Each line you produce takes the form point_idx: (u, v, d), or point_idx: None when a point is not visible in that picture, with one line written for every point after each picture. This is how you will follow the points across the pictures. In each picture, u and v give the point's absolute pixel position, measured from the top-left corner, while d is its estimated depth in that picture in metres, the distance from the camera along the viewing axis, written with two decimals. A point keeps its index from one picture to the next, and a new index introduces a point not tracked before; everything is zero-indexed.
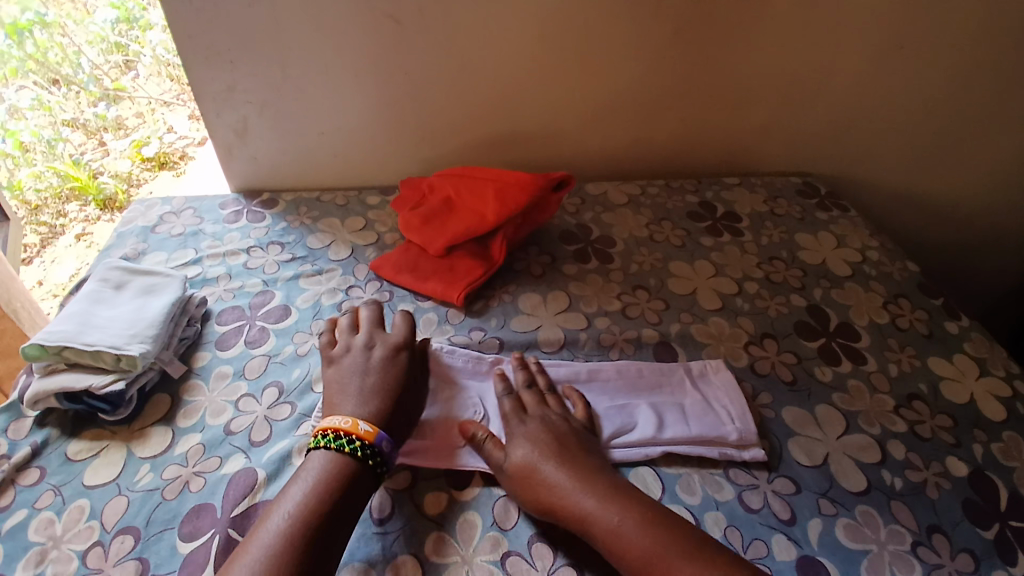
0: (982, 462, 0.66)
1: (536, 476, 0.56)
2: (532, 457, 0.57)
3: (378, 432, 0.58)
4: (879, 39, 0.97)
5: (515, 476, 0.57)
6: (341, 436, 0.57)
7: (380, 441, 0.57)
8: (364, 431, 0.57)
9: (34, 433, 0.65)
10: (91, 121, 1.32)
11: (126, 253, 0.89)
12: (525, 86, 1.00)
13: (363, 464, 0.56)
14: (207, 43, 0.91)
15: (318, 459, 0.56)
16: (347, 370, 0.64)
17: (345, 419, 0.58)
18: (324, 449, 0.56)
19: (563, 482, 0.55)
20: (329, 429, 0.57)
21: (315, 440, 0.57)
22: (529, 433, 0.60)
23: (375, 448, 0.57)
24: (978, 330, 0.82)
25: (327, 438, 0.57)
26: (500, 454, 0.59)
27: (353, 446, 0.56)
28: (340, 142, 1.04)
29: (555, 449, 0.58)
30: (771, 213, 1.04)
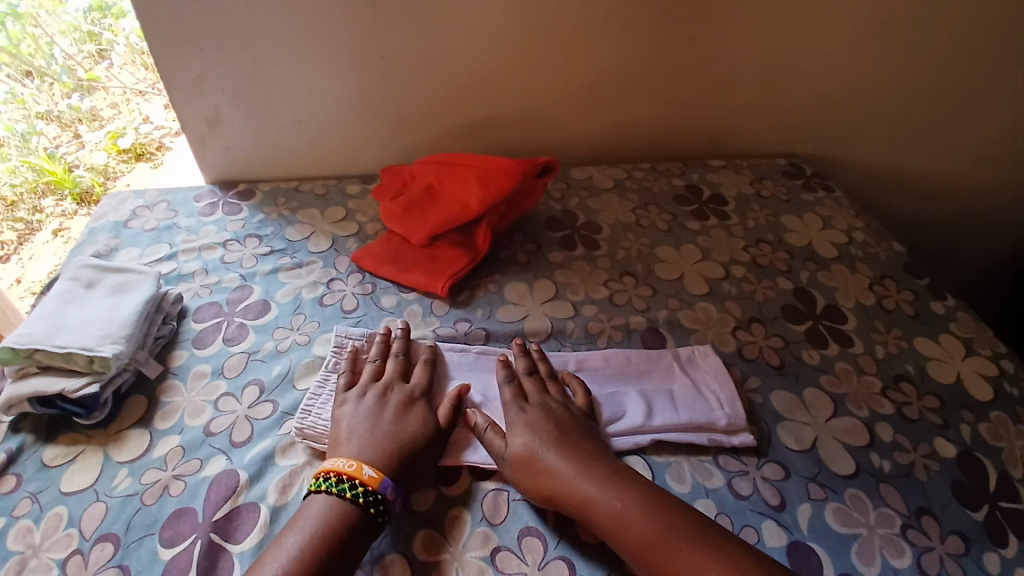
0: (970, 444, 0.66)
1: (537, 464, 0.57)
2: (533, 445, 0.58)
3: (383, 478, 0.55)
4: (863, 16, 0.96)
5: (516, 464, 0.58)
6: (344, 480, 0.54)
7: (384, 488, 0.54)
8: (367, 476, 0.54)
9: (8, 440, 0.63)
10: (66, 113, 1.27)
11: (97, 250, 0.86)
12: (508, 69, 0.98)
13: (366, 513, 0.53)
14: (176, 30, 0.87)
15: (315, 509, 0.53)
16: (357, 414, 0.61)
17: (349, 462, 0.56)
18: (325, 495, 0.54)
19: (564, 469, 0.56)
20: (332, 472, 0.55)
21: (317, 483, 0.55)
22: (529, 420, 0.61)
23: (379, 495, 0.54)
24: (964, 311, 0.82)
25: (329, 482, 0.54)
26: (500, 442, 0.60)
27: (355, 493, 0.53)
28: (318, 130, 1.01)
29: (556, 437, 0.59)
30: (757, 195, 1.03)
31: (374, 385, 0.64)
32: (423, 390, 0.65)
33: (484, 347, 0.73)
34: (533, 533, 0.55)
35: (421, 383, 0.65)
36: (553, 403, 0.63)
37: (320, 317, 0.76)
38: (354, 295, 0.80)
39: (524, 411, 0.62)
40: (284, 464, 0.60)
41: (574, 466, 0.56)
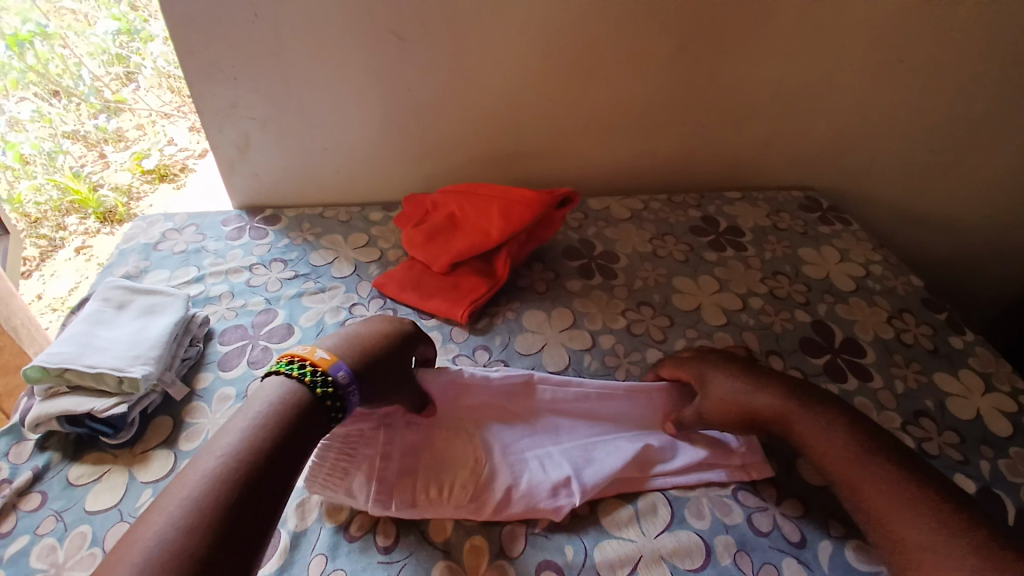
0: (991, 480, 0.66)
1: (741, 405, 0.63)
2: (732, 392, 0.64)
3: (335, 362, 0.57)
4: (880, 53, 0.98)
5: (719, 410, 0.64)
6: (297, 361, 0.56)
7: (336, 370, 0.56)
8: (320, 359, 0.56)
9: (35, 458, 0.65)
10: (92, 133, 1.33)
11: (127, 271, 0.88)
12: (529, 99, 1.00)
13: (315, 395, 0.54)
14: (209, 59, 0.91)
15: (264, 394, 0.53)
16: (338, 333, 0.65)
17: (306, 348, 0.58)
18: (276, 376, 0.55)
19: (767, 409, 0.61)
20: (289, 355, 0.57)
21: (272, 367, 0.56)
22: (719, 369, 0.67)
23: (330, 377, 0.55)
24: (982, 345, 0.82)
25: (281, 364, 0.56)
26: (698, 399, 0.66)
27: (308, 372, 0.55)
28: (342, 158, 1.04)
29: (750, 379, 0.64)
30: (774, 227, 1.04)
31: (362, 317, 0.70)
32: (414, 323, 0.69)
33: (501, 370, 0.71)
34: (551, 566, 0.55)
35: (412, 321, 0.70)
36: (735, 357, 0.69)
37: None
38: None
39: (711, 362, 0.68)
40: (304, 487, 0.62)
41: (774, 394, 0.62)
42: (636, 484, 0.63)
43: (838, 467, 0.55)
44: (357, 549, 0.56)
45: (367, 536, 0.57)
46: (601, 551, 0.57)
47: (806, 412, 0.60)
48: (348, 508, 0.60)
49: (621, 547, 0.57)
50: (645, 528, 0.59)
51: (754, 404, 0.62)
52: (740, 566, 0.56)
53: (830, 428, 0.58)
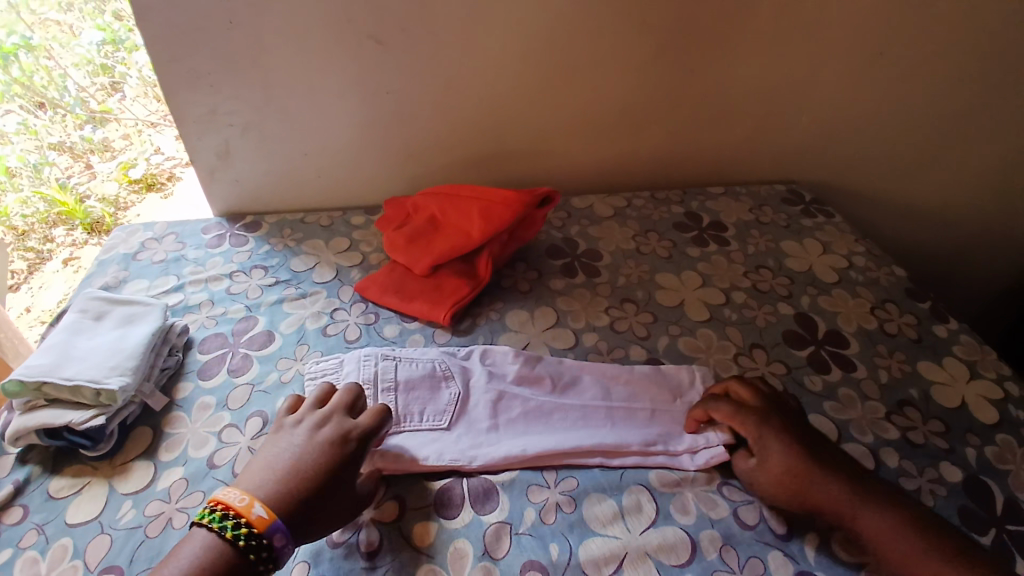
0: (977, 468, 0.66)
1: (800, 486, 0.58)
2: (793, 467, 0.58)
3: (272, 520, 0.50)
4: (858, 47, 0.98)
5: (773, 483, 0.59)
6: (229, 516, 0.50)
7: (271, 532, 0.50)
8: (254, 517, 0.50)
9: (15, 471, 0.64)
10: (78, 144, 1.32)
11: (106, 282, 0.88)
12: (510, 102, 1.00)
13: (245, 558, 0.49)
14: (189, 68, 0.90)
15: (193, 545, 0.49)
16: (282, 446, 0.57)
17: (242, 496, 0.51)
18: (201, 528, 0.50)
19: (828, 490, 0.57)
20: (220, 505, 0.51)
21: (202, 515, 0.51)
22: (775, 436, 0.61)
23: (264, 540, 0.49)
24: (966, 333, 0.83)
25: (213, 516, 0.50)
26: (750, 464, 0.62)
27: (237, 533, 0.49)
28: (323, 163, 1.04)
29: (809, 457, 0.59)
30: (756, 221, 1.04)
31: (313, 417, 0.59)
32: (363, 431, 0.59)
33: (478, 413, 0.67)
34: (536, 566, 0.55)
35: (366, 424, 0.60)
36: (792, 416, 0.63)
37: (324, 347, 0.77)
38: (357, 325, 0.81)
39: (770, 424, 0.62)
40: None
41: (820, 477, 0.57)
42: (619, 482, 0.62)
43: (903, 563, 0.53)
44: (340, 555, 0.56)
45: (349, 542, 0.57)
46: (586, 549, 0.57)
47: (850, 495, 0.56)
48: None
49: (606, 546, 0.57)
50: (630, 525, 0.59)
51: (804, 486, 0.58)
52: (726, 561, 0.56)
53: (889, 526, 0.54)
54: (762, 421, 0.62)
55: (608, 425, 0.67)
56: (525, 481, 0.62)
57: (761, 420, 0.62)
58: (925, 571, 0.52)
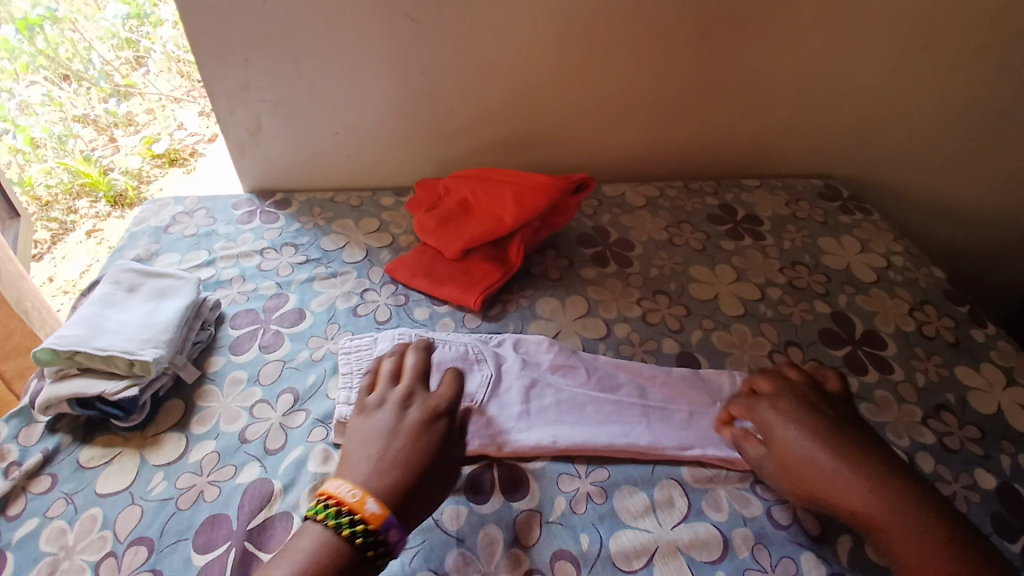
0: (1011, 475, 0.64)
1: (808, 476, 0.54)
2: (800, 453, 0.55)
3: (386, 516, 0.49)
4: (904, 39, 0.95)
5: (780, 470, 0.57)
6: (344, 512, 0.49)
7: (386, 528, 0.49)
8: (369, 513, 0.49)
9: (45, 439, 0.64)
10: (102, 117, 1.34)
11: (138, 254, 0.88)
12: (544, 85, 0.98)
13: (363, 553, 0.47)
14: (222, 41, 0.89)
15: (308, 541, 0.48)
16: (375, 432, 0.55)
17: (353, 491, 0.50)
18: (316, 523, 0.49)
19: (840, 478, 0.53)
20: (334, 500, 0.49)
21: (315, 509, 0.50)
22: (783, 420, 0.58)
23: (380, 536, 0.48)
24: (1005, 339, 0.80)
25: (328, 511, 0.49)
26: (758, 447, 0.59)
27: (355, 530, 0.48)
28: (354, 142, 1.03)
29: (819, 442, 0.55)
30: (793, 216, 1.02)
31: (395, 401, 0.58)
32: (444, 406, 0.59)
33: (516, 396, 0.67)
34: (566, 556, 0.55)
35: (444, 396, 0.60)
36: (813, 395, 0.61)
37: (354, 328, 0.77)
38: (387, 306, 0.80)
39: (778, 404, 0.60)
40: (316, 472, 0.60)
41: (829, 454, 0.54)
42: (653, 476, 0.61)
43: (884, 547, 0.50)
44: None
45: None
46: (617, 541, 0.56)
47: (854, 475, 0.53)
48: None
49: (637, 538, 0.56)
50: (662, 519, 0.58)
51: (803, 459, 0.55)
52: (759, 560, 0.55)
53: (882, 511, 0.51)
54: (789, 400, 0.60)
55: (643, 422, 0.65)
56: (555, 470, 0.62)
57: (772, 401, 0.61)
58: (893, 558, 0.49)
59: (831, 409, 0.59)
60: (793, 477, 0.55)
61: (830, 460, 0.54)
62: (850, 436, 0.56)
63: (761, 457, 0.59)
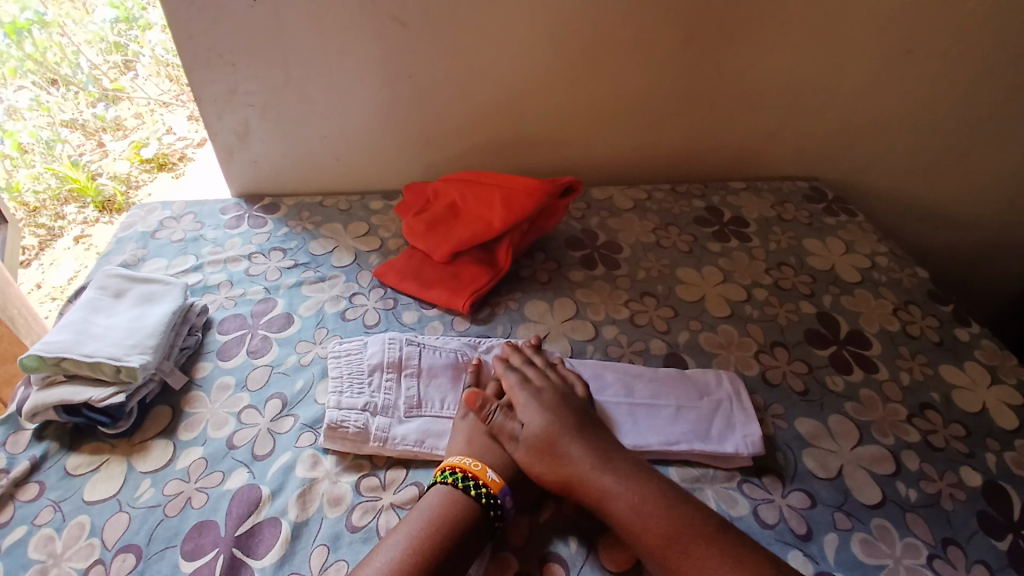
0: (995, 473, 0.65)
1: (554, 455, 0.58)
2: (551, 433, 0.60)
3: (503, 485, 0.57)
4: (887, 43, 0.96)
5: (533, 448, 0.59)
6: (469, 478, 0.56)
7: (503, 495, 0.56)
8: (490, 479, 0.57)
9: (32, 446, 0.64)
10: (90, 121, 1.33)
11: (125, 259, 0.87)
12: (532, 89, 0.99)
13: (485, 513, 0.55)
14: (210, 45, 0.89)
15: (438, 497, 0.55)
16: (476, 426, 0.63)
17: (477, 462, 0.58)
18: (444, 484, 0.56)
19: (581, 459, 0.57)
20: (458, 468, 0.57)
21: (442, 475, 0.57)
22: (545, 403, 0.63)
23: (498, 500, 0.56)
24: (988, 338, 0.82)
25: (455, 475, 0.57)
26: (515, 425, 0.62)
27: (479, 492, 0.55)
28: (342, 146, 1.03)
29: (569, 426, 0.60)
30: (779, 218, 1.03)
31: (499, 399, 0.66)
32: None
33: None
34: (555, 558, 0.55)
35: None
36: (564, 393, 0.64)
37: (343, 332, 0.76)
38: (376, 310, 0.80)
39: (539, 402, 0.63)
40: (304, 478, 0.60)
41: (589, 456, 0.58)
42: None
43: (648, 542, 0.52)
44: (359, 540, 0.55)
45: (369, 526, 0.56)
46: (605, 542, 0.56)
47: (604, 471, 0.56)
48: (349, 499, 0.58)
49: None
50: None
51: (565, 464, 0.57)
52: None
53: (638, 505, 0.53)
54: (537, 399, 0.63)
55: (630, 422, 0.66)
56: None
57: (534, 400, 0.63)
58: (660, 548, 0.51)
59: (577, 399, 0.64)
60: (540, 456, 0.59)
61: (585, 458, 0.57)
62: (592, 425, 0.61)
63: (517, 436, 0.61)
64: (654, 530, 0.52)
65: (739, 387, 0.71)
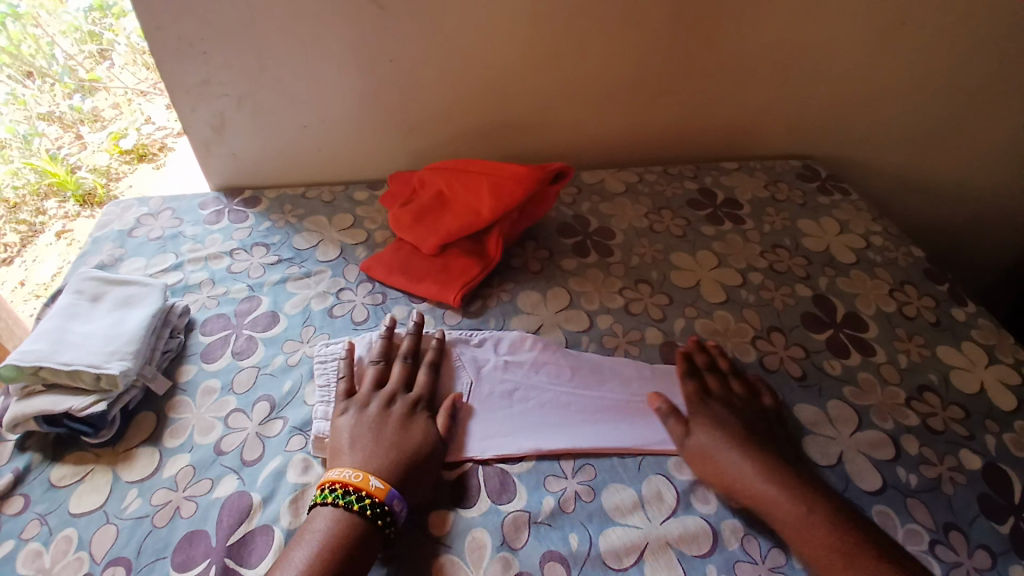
0: (995, 455, 0.65)
1: (713, 461, 0.59)
2: (716, 442, 0.60)
3: (388, 488, 0.54)
4: (880, 16, 0.94)
5: (693, 453, 0.61)
6: (350, 491, 0.53)
7: (391, 500, 0.53)
8: (374, 488, 0.53)
9: (14, 459, 0.62)
10: (67, 114, 1.27)
11: (101, 260, 0.84)
12: (518, 71, 0.96)
13: (373, 525, 0.52)
14: (178, 34, 0.85)
15: (320, 521, 0.52)
16: (357, 426, 0.59)
17: (355, 472, 0.55)
18: (327, 506, 0.53)
19: (739, 466, 0.58)
20: (338, 483, 0.54)
21: (322, 495, 0.54)
22: (714, 415, 0.63)
23: (386, 507, 0.53)
24: (984, 317, 0.81)
25: (336, 493, 0.53)
26: (681, 430, 0.63)
27: (362, 505, 0.52)
28: (324, 134, 1.00)
29: (729, 434, 0.60)
30: (772, 198, 1.01)
31: (377, 394, 0.63)
32: (426, 399, 0.63)
33: (506, 394, 0.66)
34: (556, 557, 0.54)
35: (424, 390, 0.64)
36: (741, 405, 0.65)
37: (330, 330, 0.74)
38: (364, 306, 0.78)
39: (711, 411, 0.64)
40: (297, 482, 0.58)
41: (756, 464, 0.57)
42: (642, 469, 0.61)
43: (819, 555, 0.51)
44: None
45: None
46: (606, 539, 0.55)
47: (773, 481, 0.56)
48: None
49: (627, 535, 0.56)
50: (651, 515, 0.57)
51: (732, 471, 0.58)
52: (749, 551, 0.55)
53: (808, 519, 0.53)
54: (708, 409, 0.64)
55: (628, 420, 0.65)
56: (543, 471, 0.60)
57: (705, 407, 0.64)
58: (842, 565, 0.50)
59: (755, 411, 0.65)
60: (703, 464, 0.60)
61: (754, 468, 0.57)
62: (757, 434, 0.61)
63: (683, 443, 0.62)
64: (819, 542, 0.52)
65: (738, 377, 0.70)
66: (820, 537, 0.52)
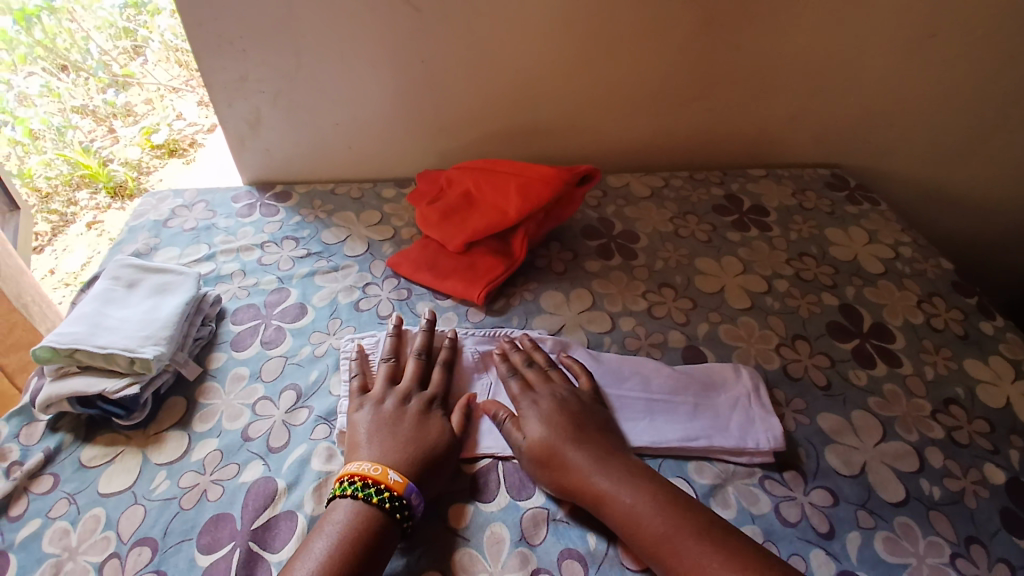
0: (1021, 470, 0.64)
1: (556, 459, 0.57)
2: (551, 438, 0.58)
3: (407, 483, 0.54)
4: (916, 27, 0.93)
5: (536, 456, 0.58)
6: (369, 484, 0.53)
7: (409, 494, 0.54)
8: (393, 481, 0.54)
9: (46, 438, 0.64)
10: (101, 107, 1.33)
11: (137, 248, 0.87)
12: (548, 75, 0.96)
13: (391, 518, 0.52)
14: (219, 32, 0.88)
15: (340, 513, 0.52)
16: (374, 421, 0.60)
17: (374, 466, 0.55)
18: (346, 499, 0.53)
19: (581, 463, 0.56)
20: (357, 476, 0.54)
21: (341, 487, 0.54)
22: (544, 412, 0.61)
23: (404, 500, 0.53)
24: (1013, 331, 0.79)
25: (354, 486, 0.54)
26: (519, 435, 0.60)
27: (381, 497, 0.53)
28: (354, 133, 1.01)
29: (573, 430, 0.59)
30: (800, 207, 1.00)
31: (393, 391, 0.63)
32: (441, 398, 0.64)
33: None
34: (574, 555, 0.54)
35: (439, 388, 0.65)
36: (573, 398, 0.63)
37: (357, 323, 0.76)
38: (390, 301, 0.79)
39: (542, 403, 0.62)
40: (320, 471, 0.59)
41: (592, 456, 0.57)
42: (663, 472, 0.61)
43: (651, 544, 0.51)
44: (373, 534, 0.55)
45: None
46: None
47: (605, 473, 0.55)
48: None
49: None
50: None
51: (571, 465, 0.56)
52: None
53: (638, 510, 0.53)
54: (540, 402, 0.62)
55: (647, 418, 0.65)
56: None
57: (536, 400, 0.63)
58: (675, 554, 0.50)
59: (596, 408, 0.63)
60: (540, 464, 0.58)
61: (585, 459, 0.56)
62: (591, 428, 0.60)
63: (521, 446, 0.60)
64: (651, 531, 0.51)
65: (759, 382, 0.69)
66: (652, 524, 0.52)
